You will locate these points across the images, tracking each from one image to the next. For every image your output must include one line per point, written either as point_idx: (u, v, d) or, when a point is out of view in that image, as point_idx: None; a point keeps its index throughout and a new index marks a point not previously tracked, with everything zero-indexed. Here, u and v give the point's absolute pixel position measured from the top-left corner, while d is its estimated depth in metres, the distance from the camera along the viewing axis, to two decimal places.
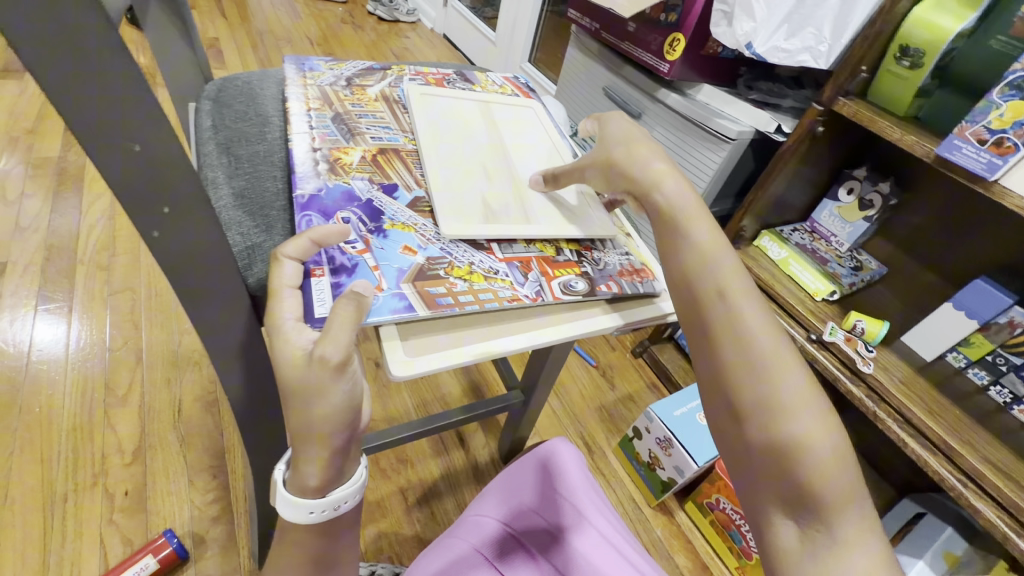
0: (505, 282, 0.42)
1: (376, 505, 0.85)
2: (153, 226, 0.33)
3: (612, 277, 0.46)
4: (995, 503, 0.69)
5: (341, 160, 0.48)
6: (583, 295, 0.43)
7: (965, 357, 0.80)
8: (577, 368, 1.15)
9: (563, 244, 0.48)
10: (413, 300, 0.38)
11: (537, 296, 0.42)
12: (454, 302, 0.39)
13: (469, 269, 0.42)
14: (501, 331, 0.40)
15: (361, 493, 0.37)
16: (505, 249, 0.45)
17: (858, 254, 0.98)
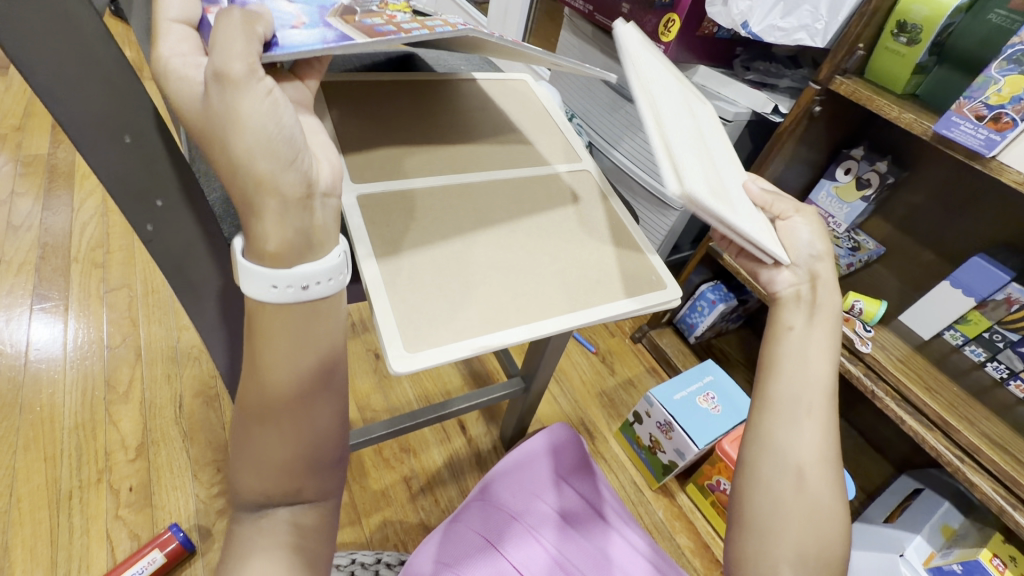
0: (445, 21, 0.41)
1: (380, 495, 0.86)
2: (145, 221, 0.33)
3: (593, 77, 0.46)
4: (992, 478, 0.70)
5: None
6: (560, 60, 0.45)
7: (962, 335, 0.81)
8: (577, 355, 1.16)
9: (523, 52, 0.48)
10: (344, 29, 0.36)
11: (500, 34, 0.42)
12: (394, 28, 0.37)
13: (401, 11, 0.42)
14: (498, 323, 0.39)
15: (336, 283, 0.32)
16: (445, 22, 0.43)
17: (856, 235, 0.97)
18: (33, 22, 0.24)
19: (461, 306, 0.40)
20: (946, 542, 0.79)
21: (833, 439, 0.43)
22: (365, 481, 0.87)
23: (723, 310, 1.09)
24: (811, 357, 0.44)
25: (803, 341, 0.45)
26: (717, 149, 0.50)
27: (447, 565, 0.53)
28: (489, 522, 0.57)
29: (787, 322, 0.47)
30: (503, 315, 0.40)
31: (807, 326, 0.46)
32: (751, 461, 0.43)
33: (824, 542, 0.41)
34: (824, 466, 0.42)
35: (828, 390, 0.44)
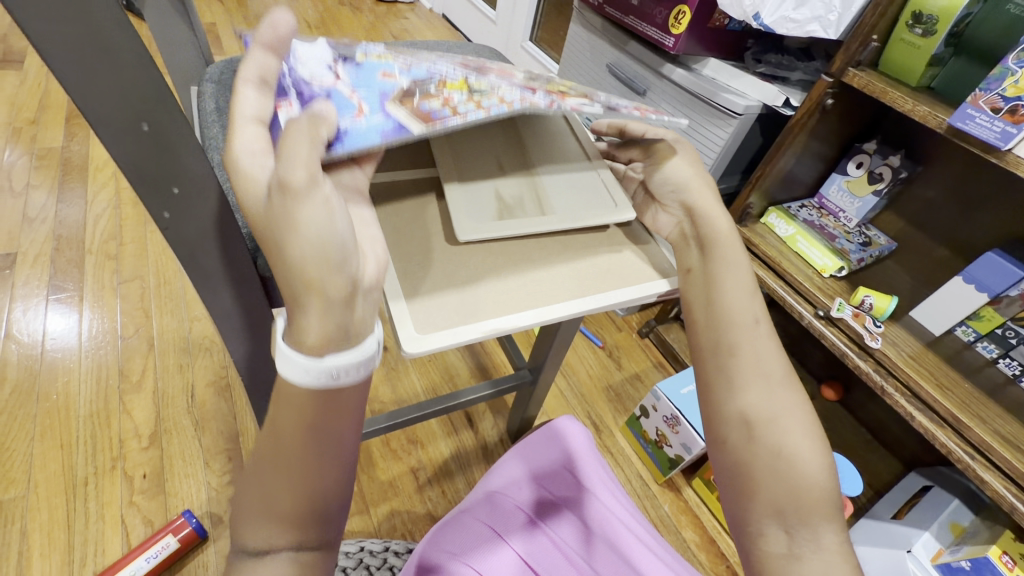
0: (502, 92, 0.37)
1: (388, 485, 0.87)
2: (163, 207, 0.34)
3: (631, 106, 0.41)
4: (1002, 474, 0.69)
5: None
6: (597, 111, 0.37)
7: (974, 331, 0.82)
8: (584, 350, 1.16)
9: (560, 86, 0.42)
10: (403, 119, 0.33)
11: (550, 103, 0.36)
12: (450, 111, 0.34)
13: (460, 84, 0.37)
14: (507, 307, 0.40)
15: (368, 369, 0.32)
16: (499, 78, 0.40)
17: (867, 230, 0.97)
18: (54, 13, 0.25)
19: (473, 296, 0.40)
20: (955, 539, 0.78)
21: (779, 369, 0.43)
22: (373, 471, 0.88)
23: None
24: (717, 297, 0.44)
25: (704, 282, 0.44)
26: (536, 131, 0.50)
27: (450, 552, 0.53)
28: (492, 514, 0.57)
29: (685, 265, 0.46)
30: (505, 294, 0.40)
31: (704, 263, 0.45)
32: (709, 427, 0.44)
33: (799, 480, 0.39)
34: (771, 397, 0.42)
35: (745, 325, 0.43)
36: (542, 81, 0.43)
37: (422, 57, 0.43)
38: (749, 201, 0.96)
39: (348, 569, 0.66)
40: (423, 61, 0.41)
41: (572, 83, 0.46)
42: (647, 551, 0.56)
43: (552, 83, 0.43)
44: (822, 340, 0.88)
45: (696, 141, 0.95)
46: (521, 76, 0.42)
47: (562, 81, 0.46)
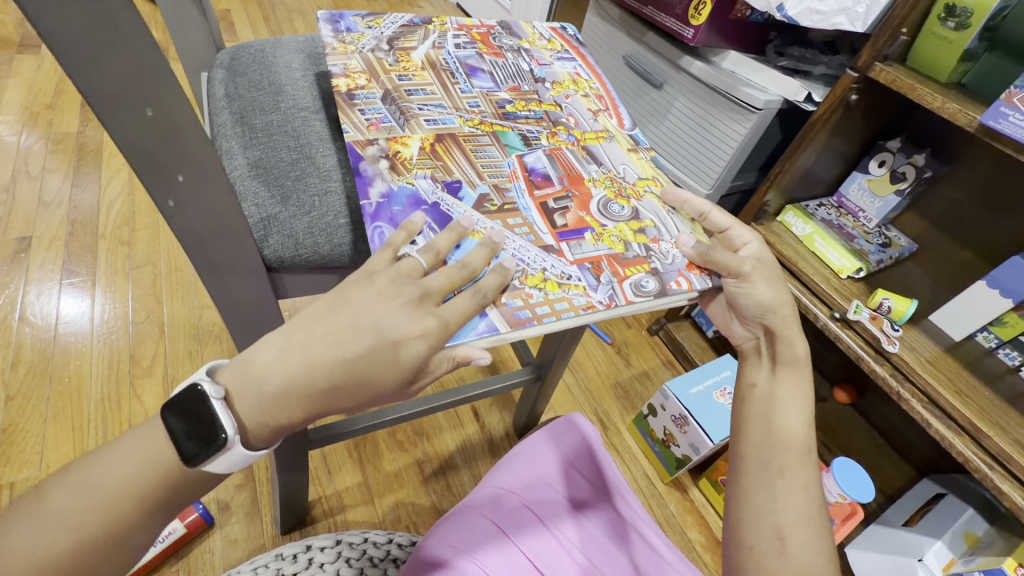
0: (578, 287, 0.38)
1: (393, 476, 0.87)
2: (167, 196, 0.33)
3: (681, 272, 0.42)
4: (1021, 485, 0.67)
5: (401, 155, 0.42)
6: (655, 297, 0.39)
7: (996, 337, 0.79)
8: (593, 346, 1.15)
9: (630, 237, 0.43)
10: (494, 318, 0.35)
11: (612, 301, 0.38)
12: (532, 315, 0.36)
13: (543, 276, 0.38)
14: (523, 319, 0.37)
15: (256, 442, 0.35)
16: (575, 249, 0.41)
17: (886, 231, 0.94)
18: None
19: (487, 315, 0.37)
20: (968, 549, 0.77)
21: (816, 496, 0.44)
22: (379, 463, 0.88)
23: None
24: (777, 413, 0.45)
25: (767, 401, 0.46)
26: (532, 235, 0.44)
27: (459, 548, 0.53)
28: (501, 518, 0.56)
29: (750, 379, 0.47)
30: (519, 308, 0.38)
31: (771, 380, 0.46)
32: (736, 525, 0.45)
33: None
34: (806, 518, 0.43)
35: (802, 450, 0.44)
36: (613, 223, 0.44)
37: (509, 199, 0.42)
38: (766, 198, 0.93)
39: (352, 560, 0.64)
40: (511, 219, 0.41)
41: (643, 210, 0.46)
42: (661, 559, 0.56)
43: (622, 230, 0.43)
44: (838, 344, 0.86)
45: (715, 136, 0.93)
46: (596, 227, 0.43)
47: (634, 206, 0.46)
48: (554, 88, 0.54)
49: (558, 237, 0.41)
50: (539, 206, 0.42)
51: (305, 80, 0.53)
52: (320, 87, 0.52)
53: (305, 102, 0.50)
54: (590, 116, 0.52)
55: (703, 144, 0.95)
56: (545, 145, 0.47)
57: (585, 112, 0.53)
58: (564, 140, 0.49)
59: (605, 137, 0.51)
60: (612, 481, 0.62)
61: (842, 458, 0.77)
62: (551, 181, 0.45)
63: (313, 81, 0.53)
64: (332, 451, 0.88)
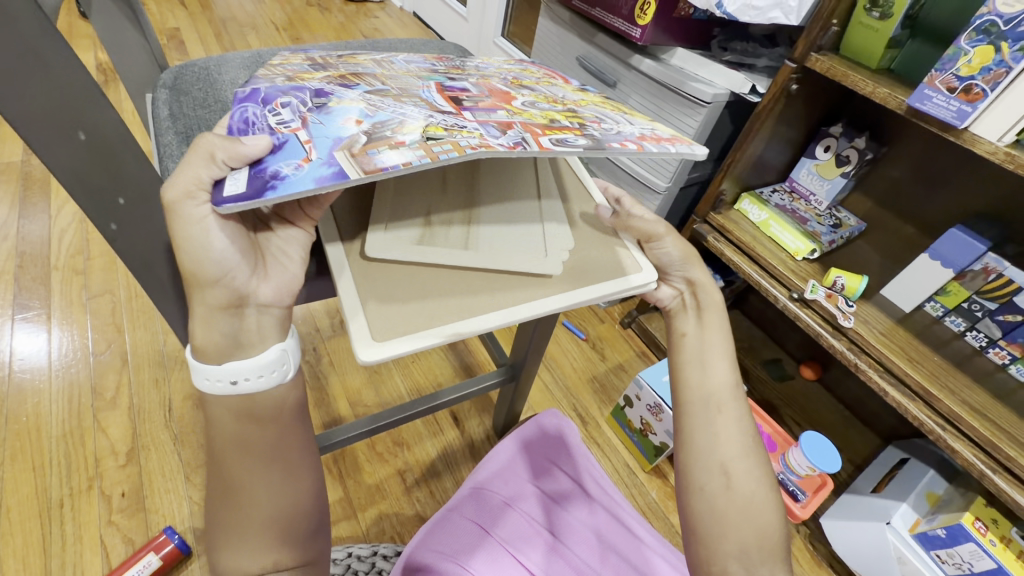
0: (471, 133, 0.33)
1: (375, 489, 0.87)
2: (110, 220, 0.35)
3: (630, 138, 0.38)
4: (972, 443, 0.72)
5: (303, 77, 0.39)
6: (584, 148, 0.34)
7: (942, 306, 0.84)
8: (567, 343, 1.17)
9: (559, 117, 0.39)
10: (344, 165, 0.30)
11: (516, 145, 0.33)
12: (396, 159, 0.31)
13: (425, 125, 0.34)
14: (456, 306, 0.37)
15: (266, 374, 0.35)
16: (478, 116, 0.36)
17: (836, 212, 0.99)
18: None
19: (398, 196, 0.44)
20: (931, 508, 0.81)
21: (748, 428, 0.46)
22: (359, 476, 0.87)
23: None
24: (708, 358, 0.47)
25: (698, 347, 0.48)
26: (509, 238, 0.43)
27: (441, 551, 0.53)
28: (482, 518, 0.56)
29: (680, 329, 0.49)
30: (438, 239, 0.41)
31: (698, 329, 0.48)
32: (684, 472, 0.45)
33: (761, 525, 0.42)
34: (742, 451, 0.44)
35: (731, 388, 0.46)
36: (538, 110, 0.40)
37: (412, 92, 0.39)
38: (722, 187, 0.96)
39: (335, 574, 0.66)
40: (403, 98, 0.37)
41: (582, 109, 0.42)
42: (640, 543, 0.57)
43: (550, 114, 0.39)
44: (797, 322, 0.90)
45: None
46: (511, 108, 0.39)
47: (572, 107, 0.42)
48: (498, 68, 0.51)
49: (462, 109, 0.37)
50: (447, 98, 0.39)
51: None
52: None
53: None
54: (535, 78, 0.50)
55: None
56: (472, 79, 0.44)
57: (527, 76, 0.50)
58: (497, 80, 0.46)
59: (548, 83, 0.49)
60: (588, 470, 0.64)
61: (809, 433, 0.80)
62: (468, 90, 0.41)
63: None
64: None
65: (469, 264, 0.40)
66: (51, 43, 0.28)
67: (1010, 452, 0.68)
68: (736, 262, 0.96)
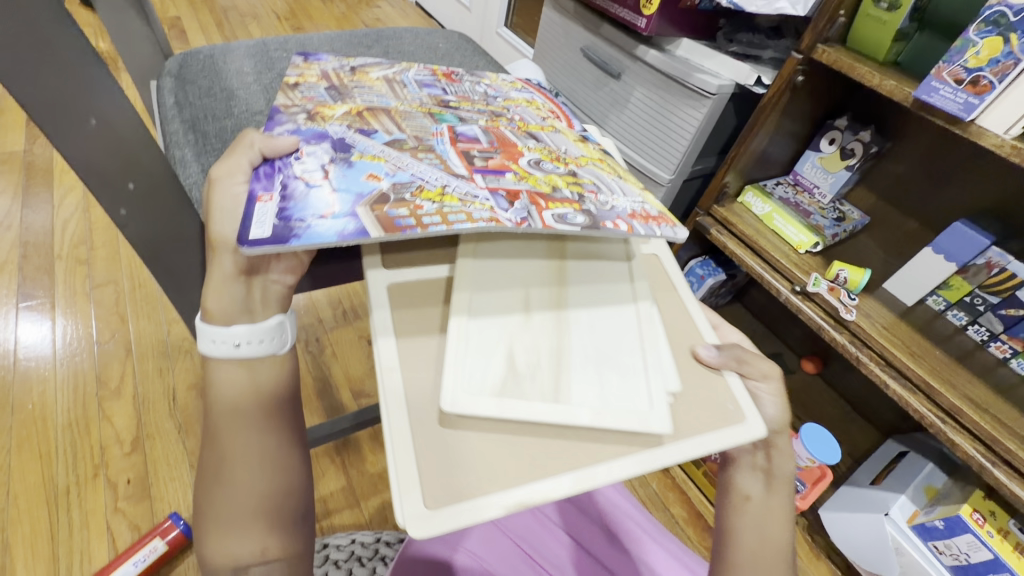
0: (483, 205, 0.33)
1: (378, 478, 0.87)
2: (119, 205, 0.35)
3: (621, 216, 0.36)
4: (972, 436, 0.72)
5: (322, 113, 0.40)
6: (582, 227, 0.34)
7: (944, 300, 0.84)
8: None
9: (561, 184, 0.38)
10: (367, 222, 0.30)
11: (522, 220, 0.33)
12: (416, 223, 0.31)
13: (441, 192, 0.33)
14: (530, 464, 0.31)
15: (263, 343, 0.35)
16: (489, 180, 0.36)
17: (840, 205, 0.98)
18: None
19: (486, 290, 0.36)
20: (929, 501, 0.81)
21: None
22: (362, 465, 0.88)
23: (712, 285, 1.12)
24: (769, 529, 0.42)
25: (761, 511, 0.43)
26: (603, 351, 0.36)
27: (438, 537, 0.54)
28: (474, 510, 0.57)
29: (745, 492, 0.43)
30: (527, 376, 0.33)
31: (763, 496, 0.43)
32: None
33: None
34: None
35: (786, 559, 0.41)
36: (542, 172, 0.38)
37: (425, 143, 0.39)
38: (725, 179, 0.96)
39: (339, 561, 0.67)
40: (421, 153, 0.37)
41: (582, 171, 0.40)
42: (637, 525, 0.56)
43: (552, 178, 0.38)
44: (799, 316, 0.90)
45: (673, 124, 0.95)
46: (519, 171, 0.38)
47: (573, 167, 0.41)
48: (507, 95, 0.50)
49: (473, 170, 0.36)
50: (459, 153, 0.38)
51: (257, 84, 0.52)
52: (271, 91, 0.51)
53: (258, 106, 0.49)
54: (541, 116, 0.48)
55: (663, 133, 0.97)
56: (483, 120, 0.44)
57: (534, 116, 0.47)
58: (505, 122, 0.44)
59: (552, 127, 0.46)
60: None
61: (809, 424, 0.80)
62: (480, 140, 0.40)
63: (265, 84, 0.52)
64: (314, 457, 0.87)
65: (561, 427, 0.32)
66: (58, 27, 0.28)
67: (1010, 445, 0.68)
68: (737, 254, 0.96)
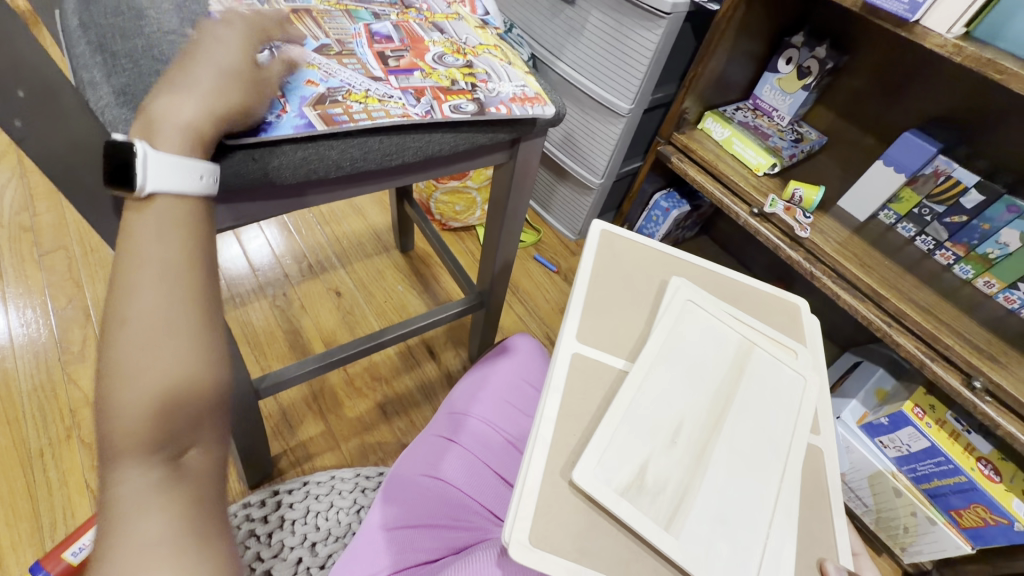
0: (397, 103, 0.45)
1: (357, 421, 0.89)
2: (13, 114, 0.34)
3: (504, 102, 0.49)
4: (914, 336, 0.77)
5: (255, 19, 0.48)
6: (471, 115, 0.47)
7: (895, 214, 0.88)
8: (539, 276, 1.21)
9: (459, 77, 0.50)
10: (313, 120, 0.41)
11: (427, 114, 0.45)
12: (350, 119, 0.42)
13: (366, 95, 0.45)
14: (614, 555, 0.35)
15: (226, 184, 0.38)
16: (402, 80, 0.47)
17: (798, 127, 0.99)
18: None
19: (645, 412, 0.40)
20: (878, 402, 0.87)
21: None
22: (340, 410, 0.90)
23: (677, 217, 1.12)
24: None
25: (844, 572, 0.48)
26: (740, 467, 0.40)
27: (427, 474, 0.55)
28: (473, 469, 0.57)
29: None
30: (650, 494, 0.37)
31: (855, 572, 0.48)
32: None
33: None
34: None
35: None
36: (444, 67, 0.50)
37: (349, 47, 0.48)
38: (684, 105, 0.95)
39: (321, 495, 0.69)
40: (346, 59, 0.47)
41: (477, 62, 0.52)
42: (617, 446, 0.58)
43: (452, 72, 0.50)
44: (758, 238, 0.92)
45: (629, 48, 0.93)
46: (426, 69, 0.49)
47: (470, 58, 0.52)
48: None
49: (388, 73, 0.47)
50: (376, 54, 0.48)
51: (169, 2, 0.48)
52: (186, 9, 0.48)
53: (174, 25, 0.46)
54: (444, 5, 0.58)
55: (619, 58, 0.95)
56: (393, 18, 0.53)
57: (438, 2, 0.59)
58: (413, 17, 0.54)
59: (455, 16, 0.57)
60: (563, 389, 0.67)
61: None
62: (392, 40, 0.51)
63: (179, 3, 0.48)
64: (291, 404, 0.89)
65: (658, 549, 0.36)
66: None
67: (948, 341, 0.73)
68: (697, 181, 0.98)
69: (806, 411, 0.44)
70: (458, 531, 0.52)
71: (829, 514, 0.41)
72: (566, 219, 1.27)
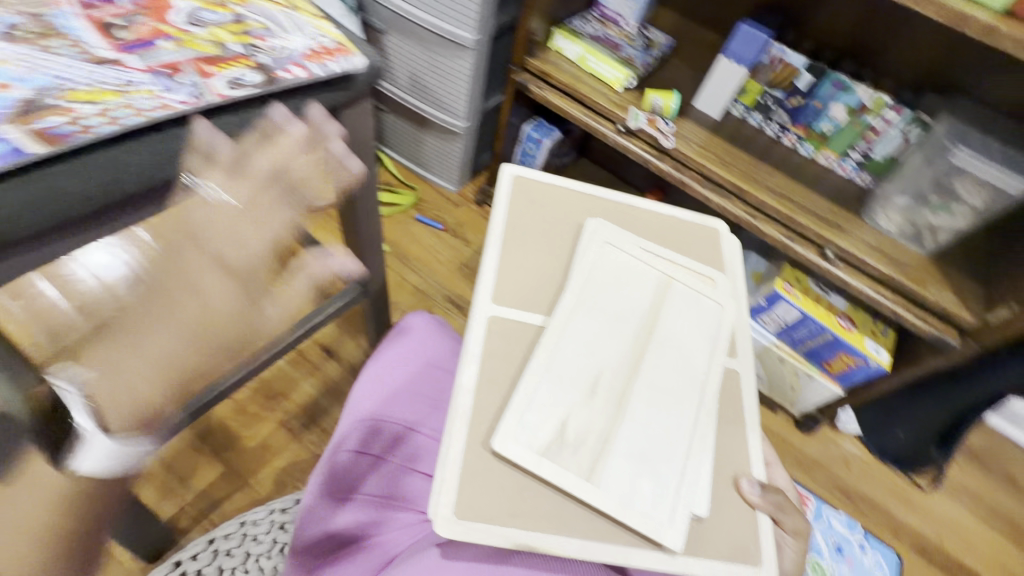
0: (144, 91, 0.36)
1: (262, 449, 0.80)
2: None
3: (296, 61, 0.41)
4: (776, 223, 0.82)
5: None
6: (254, 86, 0.38)
7: (744, 106, 0.90)
8: (426, 238, 1.13)
9: (226, 39, 0.40)
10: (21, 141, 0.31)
11: (192, 99, 0.36)
12: (79, 128, 0.33)
13: (94, 90, 0.35)
14: (544, 513, 0.36)
15: None
16: (144, 57, 0.38)
17: (645, 32, 0.96)
18: None
19: (564, 366, 0.40)
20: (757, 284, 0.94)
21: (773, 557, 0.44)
22: (238, 443, 0.80)
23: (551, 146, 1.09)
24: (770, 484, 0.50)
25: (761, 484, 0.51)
26: (660, 398, 0.40)
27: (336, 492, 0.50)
28: (398, 480, 0.52)
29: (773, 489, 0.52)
30: (572, 448, 0.37)
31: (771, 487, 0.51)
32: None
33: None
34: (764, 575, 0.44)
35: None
36: (202, 28, 0.41)
37: (52, 23, 0.37)
38: (530, 26, 0.88)
39: (233, 549, 0.62)
40: (52, 41, 0.36)
41: (246, 14, 0.43)
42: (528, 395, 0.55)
43: (214, 33, 0.41)
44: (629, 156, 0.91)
45: None
46: (176, 35, 0.40)
47: (237, 11, 0.43)
48: None
49: (122, 49, 0.38)
50: (97, 25, 0.38)
51: None
52: None
53: None
54: None
55: None
56: None
57: None
58: None
59: None
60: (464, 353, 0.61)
61: None
62: (118, 2, 0.41)
63: None
64: (177, 454, 0.78)
65: (581, 500, 0.36)
66: None
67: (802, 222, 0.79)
68: (560, 106, 0.93)
69: (719, 338, 0.44)
70: (387, 538, 0.48)
71: (743, 431, 0.43)
72: (442, 169, 1.18)
